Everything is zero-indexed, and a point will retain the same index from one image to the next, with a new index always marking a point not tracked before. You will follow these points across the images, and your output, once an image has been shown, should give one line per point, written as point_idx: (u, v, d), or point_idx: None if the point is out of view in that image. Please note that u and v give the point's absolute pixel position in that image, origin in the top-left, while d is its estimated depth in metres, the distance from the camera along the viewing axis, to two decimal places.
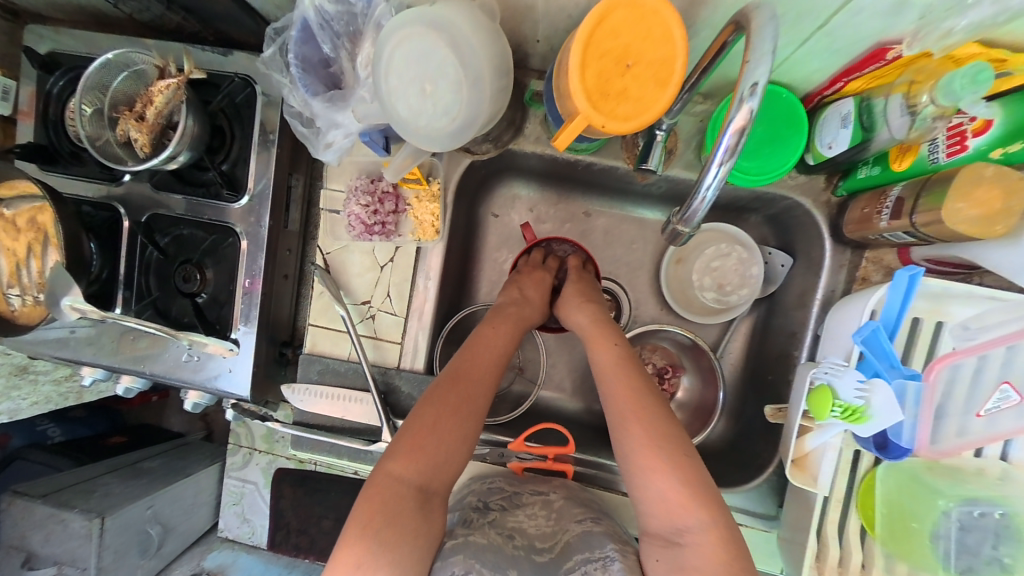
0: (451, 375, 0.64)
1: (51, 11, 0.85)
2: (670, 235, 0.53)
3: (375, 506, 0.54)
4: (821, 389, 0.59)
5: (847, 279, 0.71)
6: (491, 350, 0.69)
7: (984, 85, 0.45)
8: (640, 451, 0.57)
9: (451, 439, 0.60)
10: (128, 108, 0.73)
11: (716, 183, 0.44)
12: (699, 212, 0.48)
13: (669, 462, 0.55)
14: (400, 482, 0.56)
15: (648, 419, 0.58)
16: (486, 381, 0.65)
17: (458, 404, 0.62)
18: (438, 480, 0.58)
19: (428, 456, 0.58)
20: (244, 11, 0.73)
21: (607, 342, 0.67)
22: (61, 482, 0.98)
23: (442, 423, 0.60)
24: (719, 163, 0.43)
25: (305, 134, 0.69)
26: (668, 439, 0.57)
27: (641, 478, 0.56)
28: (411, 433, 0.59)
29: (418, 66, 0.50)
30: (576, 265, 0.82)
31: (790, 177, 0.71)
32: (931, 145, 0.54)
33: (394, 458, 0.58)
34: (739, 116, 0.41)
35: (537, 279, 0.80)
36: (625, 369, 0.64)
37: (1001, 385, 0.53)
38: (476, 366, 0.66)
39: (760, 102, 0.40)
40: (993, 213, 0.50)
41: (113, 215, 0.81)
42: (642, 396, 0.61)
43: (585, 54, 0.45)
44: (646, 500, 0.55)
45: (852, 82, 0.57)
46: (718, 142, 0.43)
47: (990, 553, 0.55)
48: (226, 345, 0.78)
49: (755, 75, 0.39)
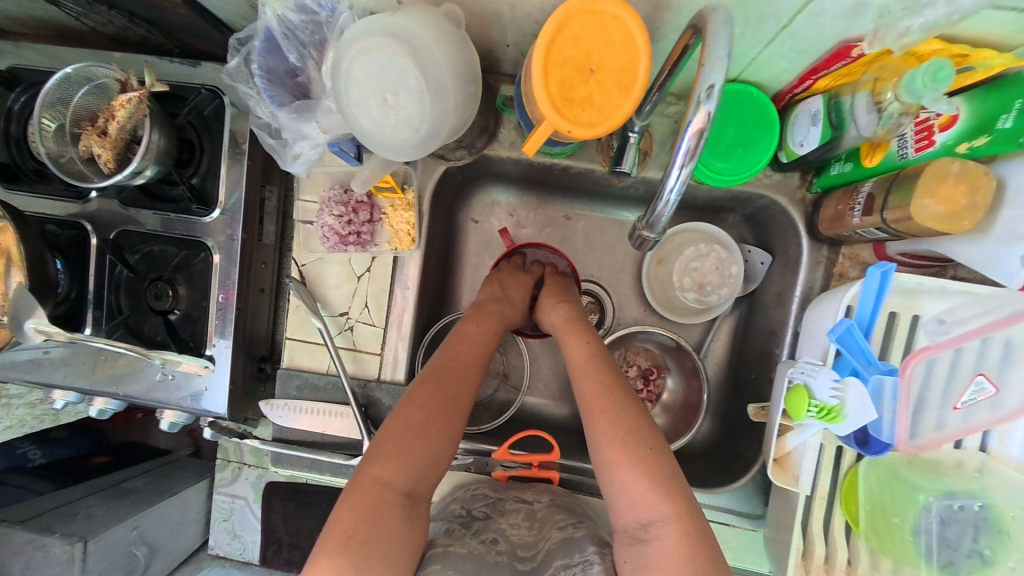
0: (436, 372, 0.63)
1: (12, 24, 0.83)
2: (637, 240, 0.53)
3: (360, 515, 0.52)
4: (797, 389, 0.59)
5: (825, 276, 0.71)
6: (476, 347, 0.68)
7: (944, 83, 0.45)
8: (607, 445, 0.56)
9: (440, 441, 0.58)
10: (91, 124, 0.71)
11: (678, 186, 0.44)
12: (663, 216, 0.47)
13: (634, 458, 0.54)
14: (386, 487, 0.54)
15: (616, 415, 0.58)
16: (470, 380, 0.65)
17: (445, 403, 0.60)
18: (424, 484, 0.56)
19: (416, 459, 0.56)
20: (208, 22, 0.72)
21: (579, 338, 0.67)
22: (40, 507, 0.95)
23: (430, 423, 0.58)
24: (680, 167, 0.43)
25: (273, 146, 0.68)
26: (635, 434, 0.56)
27: (608, 473, 0.55)
28: (397, 436, 0.57)
29: (378, 76, 0.49)
30: (551, 271, 0.83)
31: (765, 175, 0.71)
32: (900, 141, 0.54)
33: (382, 462, 0.55)
34: (697, 119, 0.40)
35: (518, 281, 0.79)
36: (594, 364, 0.64)
37: (977, 376, 0.54)
38: (461, 365, 0.65)
39: (717, 105, 0.40)
40: (957, 209, 0.50)
41: (80, 232, 0.79)
42: (611, 391, 0.60)
43: (546, 61, 0.45)
44: (612, 495, 0.55)
45: (820, 80, 0.57)
46: (678, 144, 0.42)
47: (970, 546, 0.55)
48: (200, 362, 0.77)
49: (711, 78, 0.39)
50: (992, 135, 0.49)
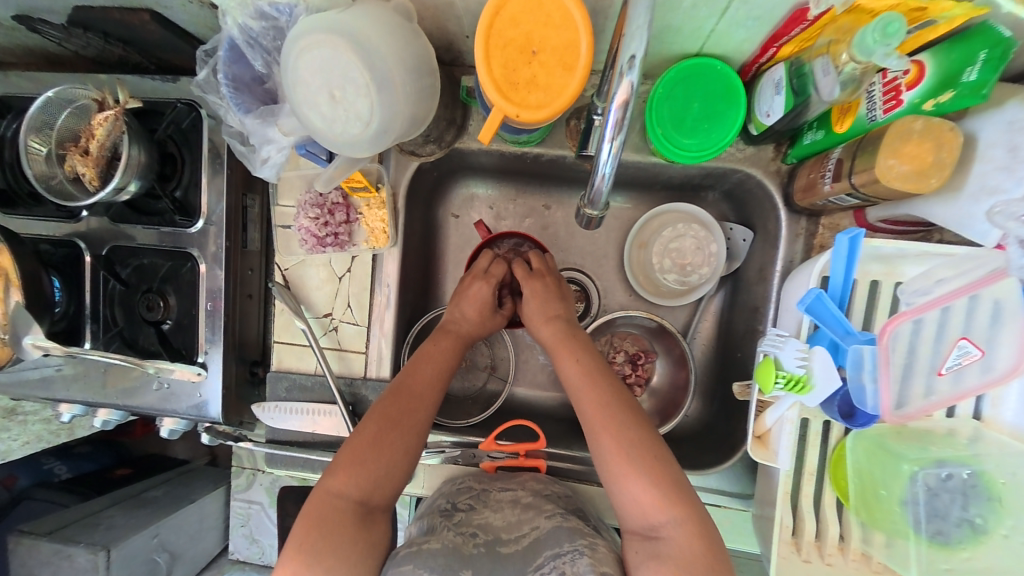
0: (395, 390, 0.65)
1: (2, 55, 0.86)
2: (585, 219, 0.56)
3: (313, 522, 0.53)
4: (766, 361, 0.60)
5: (805, 247, 0.70)
6: (436, 364, 0.69)
7: (896, 37, 0.43)
8: (612, 459, 0.57)
9: (392, 453, 0.59)
10: (75, 144, 0.73)
11: (610, 159, 0.45)
12: (602, 190, 0.49)
13: (640, 467, 0.55)
14: (338, 497, 0.55)
15: (620, 426, 0.58)
16: (428, 397, 0.66)
17: (398, 417, 0.62)
18: (379, 494, 0.58)
19: (369, 470, 0.58)
20: (179, 37, 0.73)
21: (571, 354, 0.67)
22: (67, 518, 0.99)
23: (383, 437, 0.60)
24: (610, 140, 0.44)
25: (244, 153, 0.69)
26: (640, 445, 0.56)
27: (616, 485, 0.56)
28: (350, 449, 0.59)
29: (323, 74, 0.50)
30: (521, 272, 0.77)
31: (737, 149, 0.70)
32: (869, 102, 0.53)
33: (333, 474, 0.57)
34: (621, 91, 0.41)
35: (472, 295, 0.76)
36: (593, 377, 0.63)
37: (960, 340, 0.51)
38: (419, 380, 0.67)
39: (639, 76, 0.40)
40: (925, 167, 0.49)
41: (74, 250, 0.81)
42: (610, 403, 0.60)
43: (487, 46, 0.46)
44: (620, 504, 0.56)
45: (783, 48, 0.56)
46: (607, 117, 0.43)
47: (960, 515, 0.54)
48: (192, 369, 0.79)
49: (631, 49, 0.39)
50: (958, 89, 0.47)
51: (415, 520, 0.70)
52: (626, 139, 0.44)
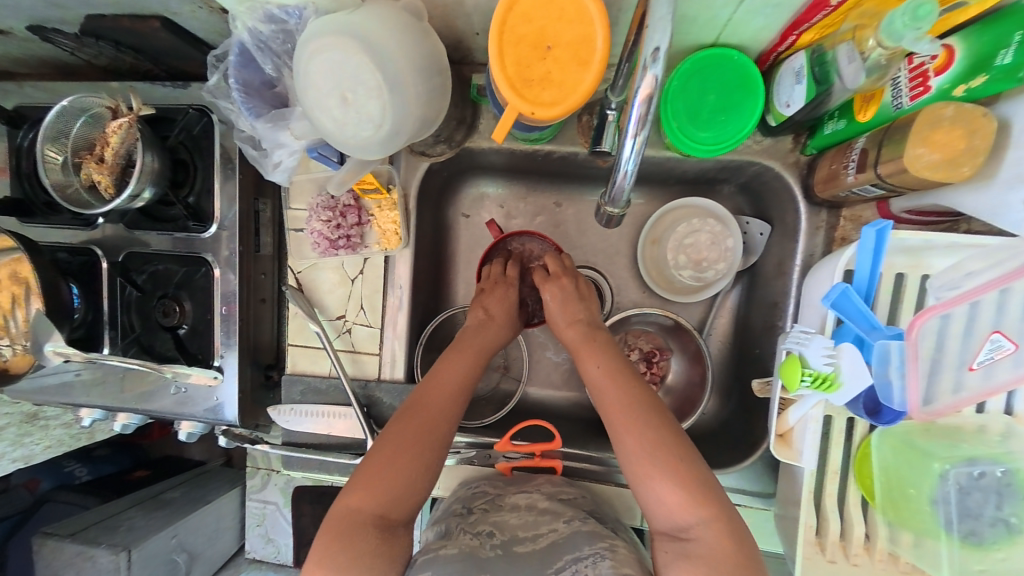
0: (414, 401, 0.64)
1: (18, 66, 0.87)
2: (605, 218, 0.56)
3: (333, 538, 0.53)
4: (791, 359, 0.59)
5: (825, 241, 0.69)
6: (457, 371, 0.68)
7: (926, 20, 0.41)
8: (636, 460, 0.56)
9: (412, 470, 0.58)
10: (89, 153, 0.74)
11: (633, 155, 0.44)
12: (624, 188, 0.48)
13: (664, 469, 0.54)
14: (358, 514, 0.55)
15: (643, 428, 0.57)
16: (449, 413, 0.64)
17: (416, 436, 0.60)
18: (399, 511, 0.57)
19: (388, 487, 0.57)
20: (188, 43, 0.73)
21: (594, 356, 0.66)
22: (88, 520, 1.01)
23: (401, 455, 0.58)
24: (633, 136, 0.43)
25: (255, 157, 0.69)
26: (661, 447, 0.55)
27: (640, 485, 0.55)
28: (368, 467, 0.58)
29: (334, 76, 0.50)
30: (539, 276, 0.77)
31: (755, 141, 0.69)
32: (894, 89, 0.51)
33: (353, 490, 0.57)
34: (644, 84, 0.40)
35: (500, 295, 0.77)
36: (618, 379, 0.62)
37: (992, 334, 0.49)
38: (437, 396, 0.65)
39: (663, 69, 0.39)
40: (956, 155, 0.47)
41: (90, 258, 0.82)
42: (634, 405, 0.59)
43: (500, 43, 0.45)
44: (646, 504, 0.55)
45: (803, 35, 0.54)
46: (629, 113, 0.42)
47: (994, 514, 0.52)
48: (209, 373, 0.80)
49: (654, 40, 0.38)
50: (990, 73, 0.45)
51: (430, 526, 0.69)
52: (649, 134, 0.43)
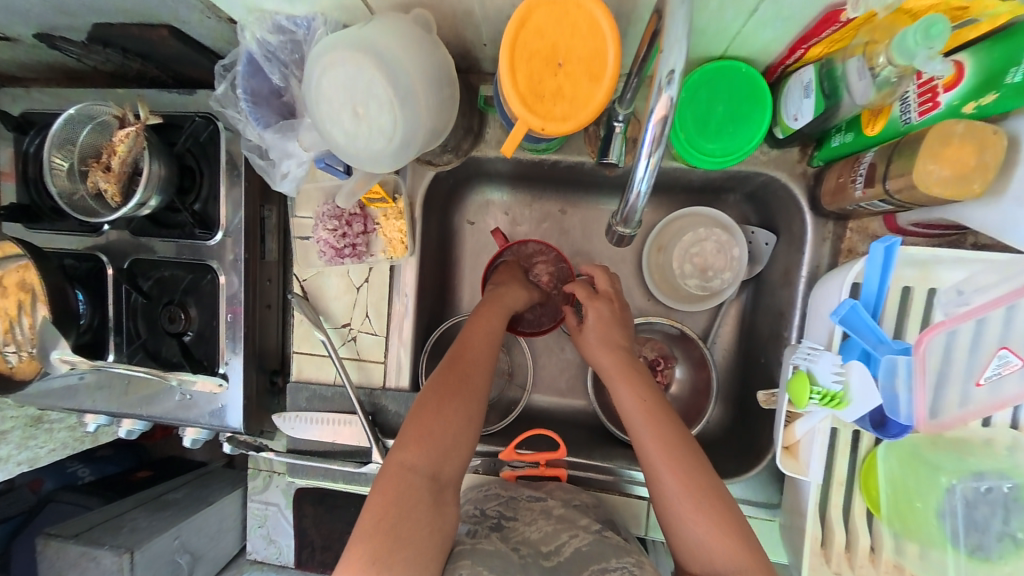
0: (450, 358, 0.64)
1: (24, 71, 0.87)
2: (616, 237, 0.55)
3: (390, 498, 0.53)
4: (799, 375, 0.58)
5: (832, 252, 0.68)
6: (488, 328, 0.68)
7: (938, 39, 0.42)
8: (678, 499, 0.56)
9: (457, 421, 0.58)
10: (96, 160, 0.74)
11: (647, 177, 0.43)
12: (637, 208, 0.47)
13: (710, 513, 0.55)
14: (412, 471, 0.55)
15: (687, 469, 0.57)
16: (486, 363, 0.64)
17: (458, 383, 0.61)
18: (449, 468, 0.57)
19: (437, 441, 0.57)
20: (195, 51, 0.73)
21: (636, 388, 0.64)
22: (91, 520, 1.02)
23: (446, 405, 0.59)
24: (648, 156, 0.42)
25: (263, 167, 0.69)
26: (707, 490, 0.56)
27: (678, 525, 0.56)
28: (416, 422, 0.58)
29: (347, 90, 0.50)
30: (585, 292, 0.74)
31: (762, 152, 0.69)
32: (902, 104, 0.51)
33: (405, 446, 0.56)
34: (659, 106, 0.40)
35: (505, 270, 0.79)
36: (655, 420, 0.60)
37: (999, 350, 0.49)
38: (473, 349, 0.65)
39: (679, 90, 0.39)
40: (967, 171, 0.47)
41: (96, 264, 0.83)
42: (677, 445, 0.58)
43: (512, 58, 0.45)
44: (682, 546, 0.55)
45: (812, 49, 0.54)
46: (643, 132, 0.42)
47: (1001, 529, 0.53)
48: (215, 380, 0.80)
49: (670, 62, 0.38)
50: (1001, 91, 0.45)
51: None
52: (664, 154, 0.42)
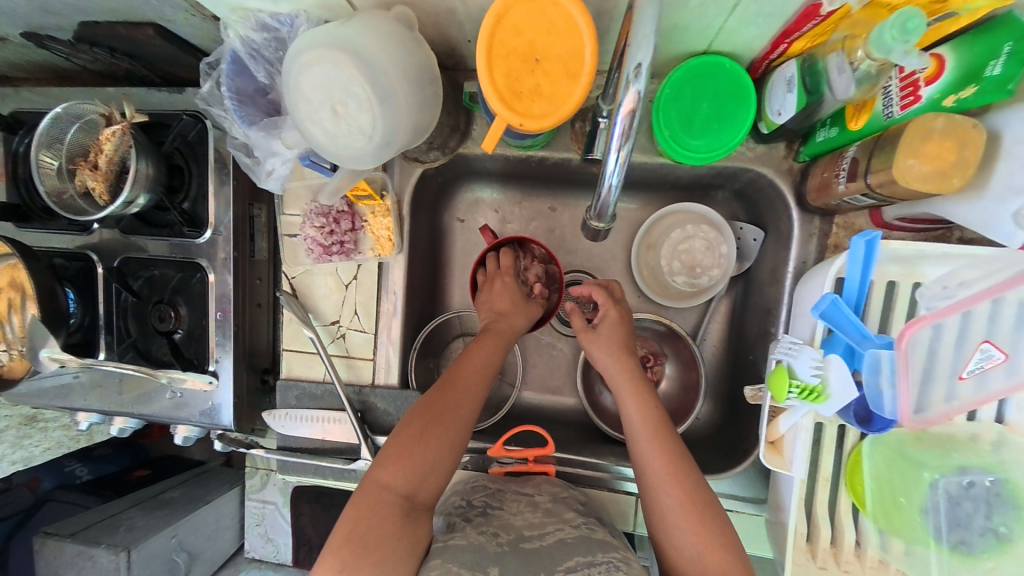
0: (439, 385, 0.63)
1: (15, 71, 0.87)
2: (591, 232, 0.56)
3: (363, 513, 0.54)
4: (780, 370, 0.59)
5: (818, 248, 0.68)
6: (483, 355, 0.67)
7: (915, 34, 0.41)
8: (681, 512, 0.56)
9: (438, 448, 0.58)
10: (84, 159, 0.74)
11: (617, 170, 0.44)
12: (608, 202, 0.48)
13: (713, 528, 0.55)
14: (387, 490, 0.55)
15: (688, 486, 0.58)
16: (474, 390, 0.64)
17: (443, 412, 0.60)
18: (425, 490, 0.57)
19: (416, 464, 0.57)
20: (182, 49, 0.73)
21: (646, 402, 0.64)
22: (89, 519, 1.02)
23: (429, 431, 0.59)
24: (616, 150, 0.43)
25: (249, 165, 0.69)
26: (711, 506, 0.57)
27: (673, 535, 0.56)
28: (398, 442, 0.58)
29: (325, 88, 0.50)
30: (602, 296, 0.73)
31: (748, 148, 0.69)
32: (885, 98, 0.51)
33: (383, 465, 0.57)
34: (627, 100, 0.40)
35: (500, 289, 0.75)
36: (660, 435, 0.61)
37: (983, 343, 0.50)
38: (463, 375, 0.64)
39: (646, 85, 0.39)
40: (946, 166, 0.47)
41: (87, 263, 0.83)
42: (681, 460, 0.60)
43: (490, 55, 0.45)
44: (679, 560, 0.56)
45: (795, 44, 0.54)
46: (612, 127, 0.42)
47: (984, 524, 0.52)
48: (205, 378, 0.81)
49: (637, 57, 0.38)
50: (981, 84, 0.45)
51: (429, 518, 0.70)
52: (633, 149, 0.43)
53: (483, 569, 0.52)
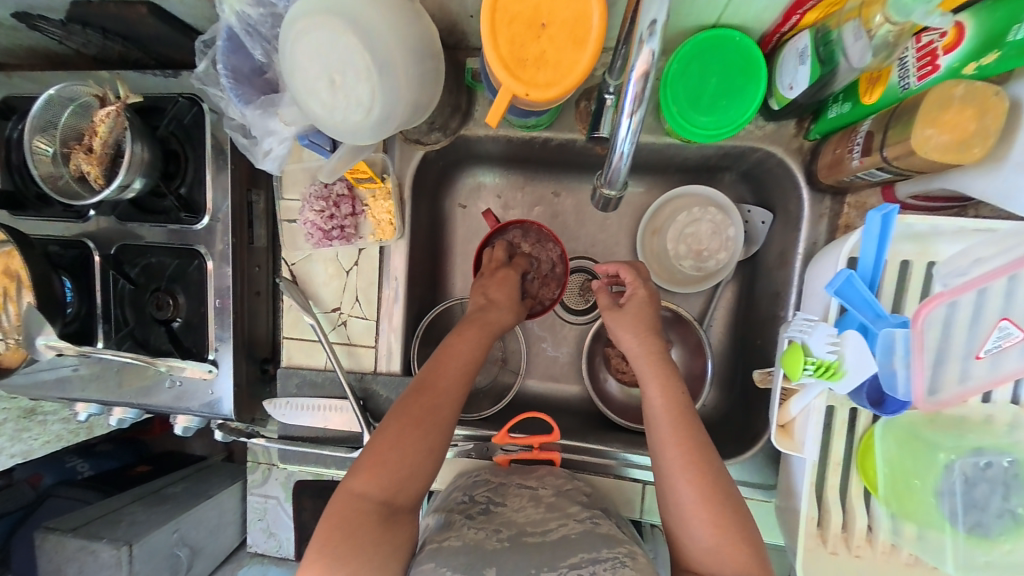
0: (417, 386, 0.62)
1: (8, 57, 0.86)
2: (601, 202, 0.55)
3: (336, 523, 0.52)
4: (793, 347, 0.58)
5: (829, 228, 0.67)
6: (465, 351, 0.65)
7: None
8: (694, 507, 0.55)
9: (415, 454, 0.56)
10: (78, 142, 0.72)
11: (628, 138, 0.43)
12: (619, 170, 0.47)
13: (730, 520, 0.54)
14: (362, 498, 0.53)
15: (709, 476, 0.56)
16: (453, 391, 0.62)
17: (421, 416, 0.58)
18: (404, 494, 0.55)
19: (392, 471, 0.55)
20: (177, 30, 0.72)
21: (674, 391, 0.62)
22: (89, 515, 1.01)
23: (405, 436, 0.57)
24: (629, 115, 0.41)
25: (246, 146, 0.68)
26: (729, 497, 0.56)
27: (683, 526, 0.55)
28: (373, 448, 0.56)
29: (324, 57, 0.48)
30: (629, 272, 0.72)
31: (756, 126, 0.67)
32: (901, 69, 0.49)
33: (357, 474, 0.55)
34: (640, 62, 0.38)
35: (500, 280, 0.73)
36: (681, 422, 0.60)
37: (1000, 322, 0.48)
38: (443, 375, 0.63)
39: (660, 44, 0.37)
40: (966, 136, 0.45)
41: (82, 251, 0.81)
42: (704, 451, 0.58)
43: (494, 22, 0.44)
44: (691, 550, 0.54)
45: (807, 15, 0.53)
46: (624, 92, 0.41)
47: (1001, 506, 0.51)
48: (203, 367, 0.79)
49: (652, 13, 0.37)
50: (1002, 50, 0.43)
51: (430, 513, 0.68)
52: (645, 116, 0.41)
53: (477, 573, 0.50)
